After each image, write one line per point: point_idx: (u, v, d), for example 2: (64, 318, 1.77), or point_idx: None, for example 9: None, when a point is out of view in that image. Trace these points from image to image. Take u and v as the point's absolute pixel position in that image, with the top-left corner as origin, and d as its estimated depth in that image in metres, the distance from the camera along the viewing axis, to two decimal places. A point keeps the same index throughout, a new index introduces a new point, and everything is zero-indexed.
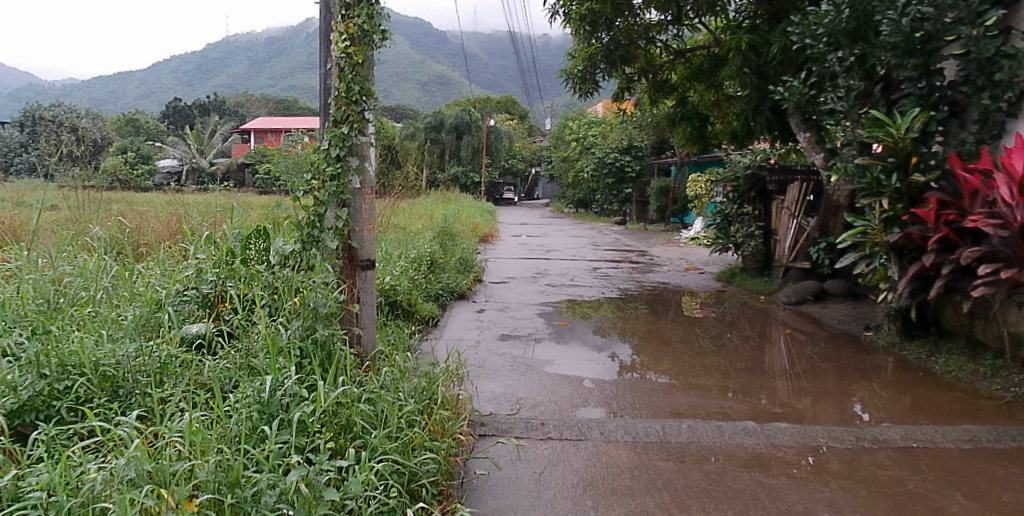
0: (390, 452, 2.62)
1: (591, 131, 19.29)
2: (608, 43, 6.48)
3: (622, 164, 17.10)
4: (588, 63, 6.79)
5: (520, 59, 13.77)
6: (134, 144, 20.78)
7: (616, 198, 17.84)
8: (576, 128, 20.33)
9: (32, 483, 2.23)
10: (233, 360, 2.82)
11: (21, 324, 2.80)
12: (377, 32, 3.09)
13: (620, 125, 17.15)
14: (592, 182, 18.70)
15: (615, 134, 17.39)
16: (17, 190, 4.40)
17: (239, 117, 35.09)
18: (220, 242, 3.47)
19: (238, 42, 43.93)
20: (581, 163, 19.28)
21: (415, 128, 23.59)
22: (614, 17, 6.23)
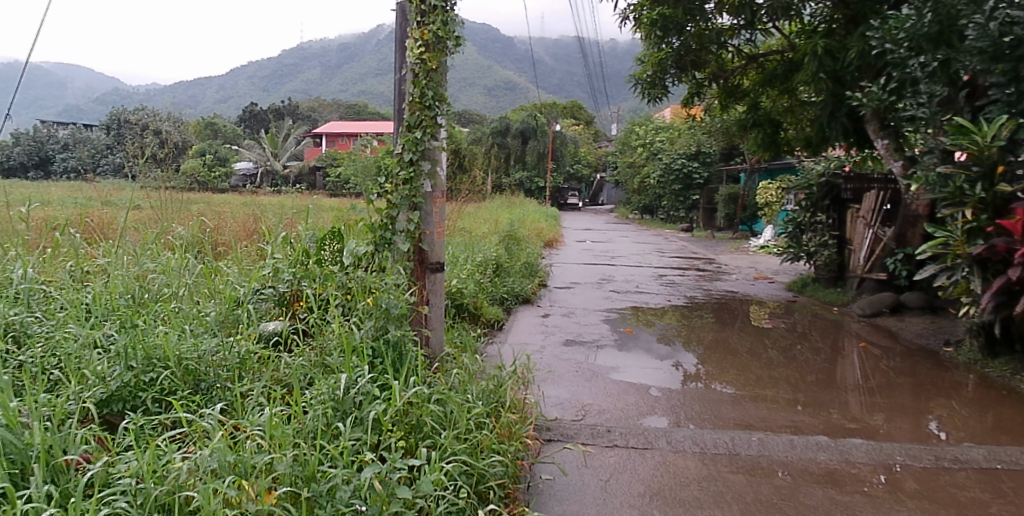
0: (460, 453, 2.66)
1: (658, 136, 19.19)
2: (679, 47, 6.44)
3: (690, 170, 17.01)
4: (657, 68, 6.76)
5: (588, 65, 13.83)
6: (213, 146, 21.75)
7: (683, 205, 17.74)
8: (643, 135, 20.67)
9: (123, 470, 2.35)
10: (309, 358, 2.90)
11: (112, 318, 2.94)
12: (452, 38, 3.13)
13: (688, 132, 16.99)
14: (658, 188, 18.60)
15: (683, 140, 17.24)
16: (109, 189, 4.61)
17: (308, 122, 36.11)
18: (296, 242, 3.54)
19: (314, 50, 45.69)
20: (647, 170, 19.17)
21: (481, 134, 24.00)
22: (686, 22, 6.17)
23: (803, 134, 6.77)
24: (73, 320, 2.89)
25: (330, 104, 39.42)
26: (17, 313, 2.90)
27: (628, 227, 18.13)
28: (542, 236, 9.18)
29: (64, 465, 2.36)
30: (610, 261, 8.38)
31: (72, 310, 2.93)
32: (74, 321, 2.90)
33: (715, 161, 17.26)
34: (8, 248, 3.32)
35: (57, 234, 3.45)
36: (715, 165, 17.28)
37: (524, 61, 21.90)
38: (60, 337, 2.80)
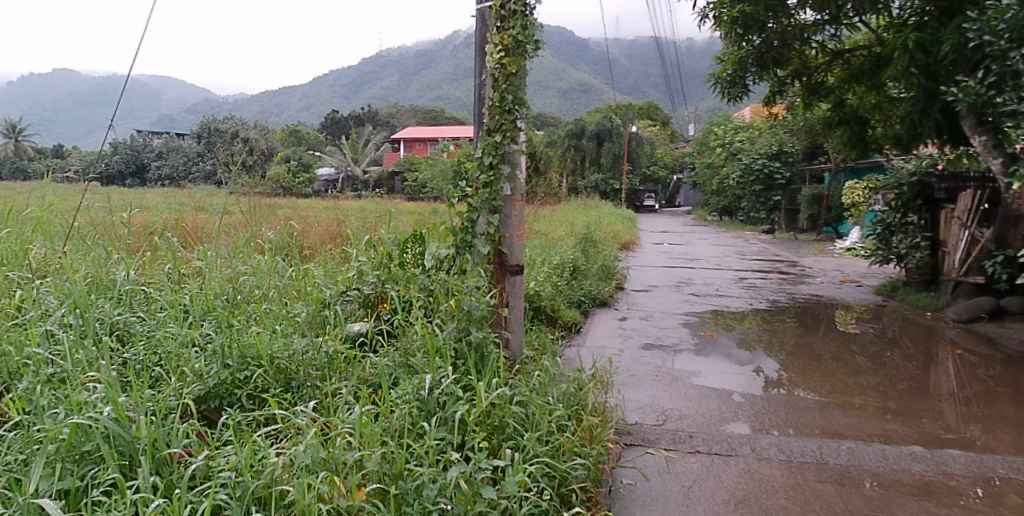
0: (542, 455, 2.67)
1: (738, 136, 18.88)
2: (760, 45, 6.29)
3: (771, 171, 16.65)
4: (736, 67, 6.63)
5: (666, 66, 13.70)
6: (296, 153, 22.67)
7: (764, 206, 17.44)
8: (723, 135, 20.39)
9: (222, 464, 2.45)
10: (394, 358, 2.97)
11: (208, 318, 3.08)
12: (531, 42, 3.15)
13: (769, 131, 16.59)
14: (738, 190, 18.25)
15: (763, 140, 16.85)
16: (203, 195, 4.82)
17: (382, 128, 37.07)
18: (378, 245, 3.62)
19: (391, 58, 46.94)
20: (727, 170, 18.86)
21: (556, 137, 24.23)
22: (767, 19, 6.02)
23: (893, 131, 6.49)
24: (173, 320, 3.04)
25: (409, 109, 40.68)
26: (121, 313, 3.07)
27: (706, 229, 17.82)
28: (618, 238, 9.13)
29: (168, 457, 2.48)
30: (688, 264, 8.23)
31: (172, 310, 3.08)
32: (173, 321, 3.05)
33: (796, 161, 16.80)
34: (113, 252, 3.53)
35: (156, 239, 3.63)
36: (797, 166, 16.80)
37: (598, 63, 21.86)
38: (161, 336, 2.94)
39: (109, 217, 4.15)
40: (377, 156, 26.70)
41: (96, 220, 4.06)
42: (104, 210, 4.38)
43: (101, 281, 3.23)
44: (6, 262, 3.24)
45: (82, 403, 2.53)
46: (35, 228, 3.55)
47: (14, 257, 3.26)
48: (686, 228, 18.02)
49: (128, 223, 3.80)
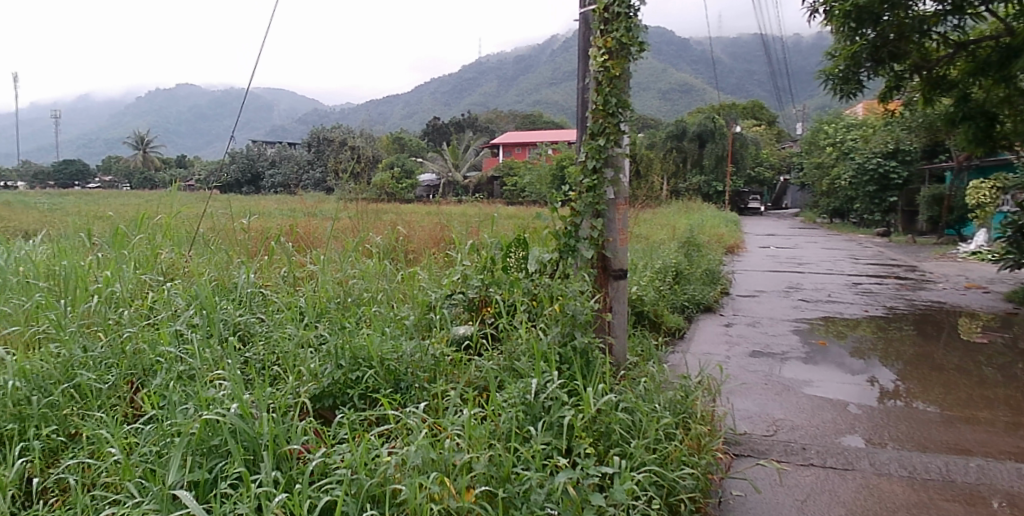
0: (650, 463, 2.63)
1: (851, 135, 18.28)
2: (875, 39, 6.03)
3: (886, 170, 15.95)
4: (849, 62, 6.38)
5: (776, 65, 13.42)
6: (401, 160, 23.59)
7: (879, 208, 16.56)
8: (834, 132, 20.09)
9: (338, 461, 2.55)
10: (498, 361, 3.02)
11: (323, 319, 3.21)
12: (636, 43, 3.11)
13: (886, 128, 15.87)
14: (851, 190, 17.59)
15: (879, 137, 16.17)
16: (317, 202, 5.04)
17: (484, 132, 37.76)
18: (481, 249, 3.68)
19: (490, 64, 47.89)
20: (838, 170, 18.20)
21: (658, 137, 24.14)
22: (883, 11, 5.76)
23: None
24: (289, 321, 3.19)
25: (509, 115, 41.44)
26: (241, 314, 3.24)
27: (816, 232, 17.12)
28: (722, 241, 8.91)
29: (288, 453, 2.59)
30: (797, 268, 7.94)
31: (288, 312, 3.23)
32: (289, 322, 3.19)
33: (916, 159, 15.90)
34: (233, 257, 3.74)
35: (272, 244, 3.82)
36: (916, 163, 15.90)
37: (701, 63, 21.72)
38: (279, 336, 3.08)
39: (230, 223, 4.41)
40: (477, 162, 27.34)
41: (217, 226, 4.32)
42: (224, 216, 4.65)
43: (223, 284, 3.43)
44: (141, 266, 3.51)
45: (210, 400, 2.67)
46: (165, 234, 3.81)
47: (146, 261, 3.52)
48: (794, 230, 17.38)
49: (247, 229, 4.03)
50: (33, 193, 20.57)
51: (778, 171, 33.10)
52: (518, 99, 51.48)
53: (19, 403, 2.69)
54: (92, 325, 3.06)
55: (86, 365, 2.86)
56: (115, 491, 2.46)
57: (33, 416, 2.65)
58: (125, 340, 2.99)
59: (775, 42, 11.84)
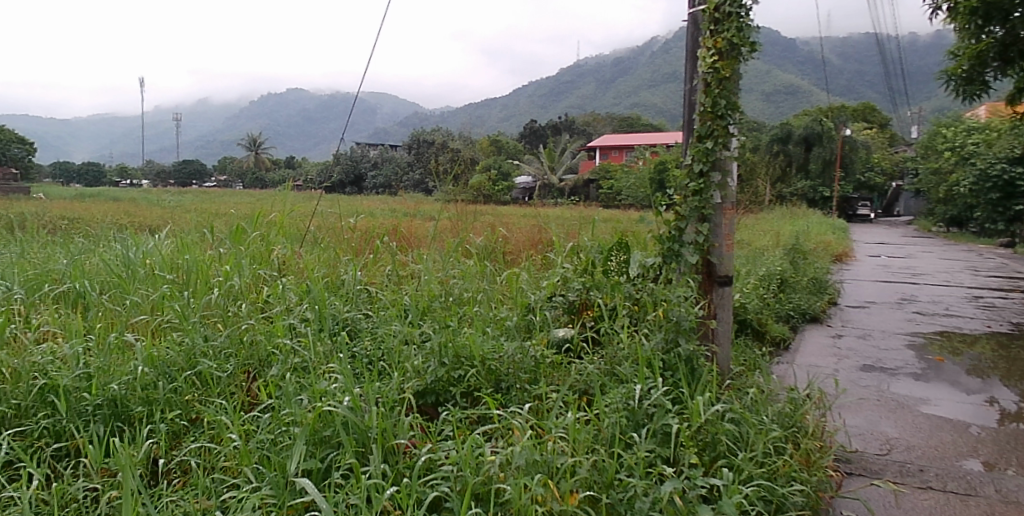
0: (758, 477, 2.56)
1: (972, 139, 17.52)
2: (1002, 37, 5.73)
3: (1011, 177, 15.41)
4: (975, 62, 6.09)
5: (893, 66, 13.03)
6: (497, 162, 24.16)
7: (1001, 216, 15.90)
8: (953, 136, 18.93)
9: (444, 458, 2.59)
10: (600, 365, 3.02)
11: (426, 318, 3.29)
12: (747, 44, 3.05)
13: (1011, 133, 15.08)
14: (971, 197, 16.81)
15: (1004, 142, 15.41)
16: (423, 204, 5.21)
17: (581, 136, 37.89)
18: (582, 253, 3.70)
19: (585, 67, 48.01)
20: (959, 177, 17.42)
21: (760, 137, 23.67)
22: (1013, 8, 5.46)
23: None
24: (394, 318, 3.27)
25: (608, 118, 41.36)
26: (349, 309, 3.36)
27: (931, 241, 16.19)
28: (829, 249, 8.54)
29: (395, 447, 2.65)
30: (911, 279, 7.56)
31: (394, 309, 3.33)
32: (395, 319, 3.28)
33: None
34: (340, 254, 3.89)
35: (377, 243, 3.95)
36: None
37: None
38: (385, 332, 3.17)
39: (338, 222, 4.58)
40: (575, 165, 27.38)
41: (325, 224, 4.51)
42: (331, 215, 4.86)
43: (331, 280, 3.57)
44: (257, 261, 3.70)
45: (323, 392, 2.77)
46: (278, 231, 4.01)
47: (261, 257, 3.71)
48: (905, 240, 16.50)
49: (354, 227, 4.18)
50: (168, 194, 22.54)
51: (888, 177, 31.42)
52: (612, 100, 50.93)
53: (146, 388, 2.87)
54: (212, 316, 3.25)
55: (207, 354, 3.03)
56: (232, 475, 2.58)
57: (160, 401, 2.83)
58: (243, 332, 3.16)
59: (888, 42, 11.28)
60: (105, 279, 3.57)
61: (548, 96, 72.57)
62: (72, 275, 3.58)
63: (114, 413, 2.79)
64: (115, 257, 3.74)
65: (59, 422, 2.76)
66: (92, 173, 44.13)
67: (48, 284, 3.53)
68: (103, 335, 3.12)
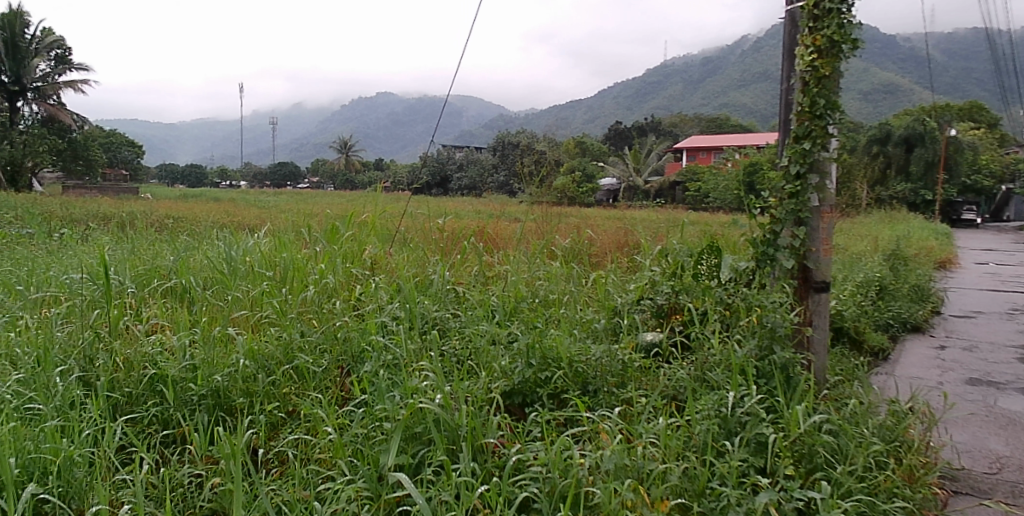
0: (859, 492, 2.46)
1: None
2: None
3: None
4: None
5: (1005, 62, 12.19)
6: (581, 165, 24.25)
7: None
8: None
9: (532, 459, 2.58)
10: (690, 371, 2.98)
11: (514, 319, 3.31)
12: (849, 41, 2.93)
13: None
14: None
15: None
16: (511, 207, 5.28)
17: (667, 137, 37.25)
18: (670, 256, 3.66)
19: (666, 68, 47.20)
20: None
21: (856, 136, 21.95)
22: None
23: None
24: (482, 318, 3.31)
25: (694, 119, 40.51)
26: (437, 309, 3.43)
27: None
28: (932, 255, 8.08)
29: (483, 446, 2.67)
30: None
31: (482, 310, 3.38)
32: (482, 319, 3.32)
33: None
34: (429, 255, 3.98)
35: (463, 244, 4.02)
36: None
37: None
38: (473, 332, 3.22)
39: (426, 224, 4.67)
40: (660, 166, 26.94)
41: (415, 225, 4.62)
42: (422, 216, 4.98)
43: (420, 281, 3.65)
44: (350, 261, 3.82)
45: (415, 389, 2.82)
46: (371, 230, 4.14)
47: (354, 256, 3.83)
48: (1016, 246, 15.39)
49: (442, 229, 4.27)
50: (266, 195, 23.73)
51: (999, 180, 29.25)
52: (696, 99, 49.73)
53: (247, 380, 3.00)
54: (307, 313, 3.37)
55: (304, 349, 3.14)
56: (327, 467, 2.66)
57: (259, 393, 2.94)
58: (336, 329, 3.26)
59: (1002, 35, 10.53)
60: (208, 275, 3.76)
61: (627, 96, 71.53)
62: (178, 271, 3.78)
63: (217, 403, 2.92)
64: (218, 254, 3.95)
65: (166, 410, 2.92)
66: (193, 175, 46.75)
67: (156, 279, 3.74)
68: (207, 328, 3.28)
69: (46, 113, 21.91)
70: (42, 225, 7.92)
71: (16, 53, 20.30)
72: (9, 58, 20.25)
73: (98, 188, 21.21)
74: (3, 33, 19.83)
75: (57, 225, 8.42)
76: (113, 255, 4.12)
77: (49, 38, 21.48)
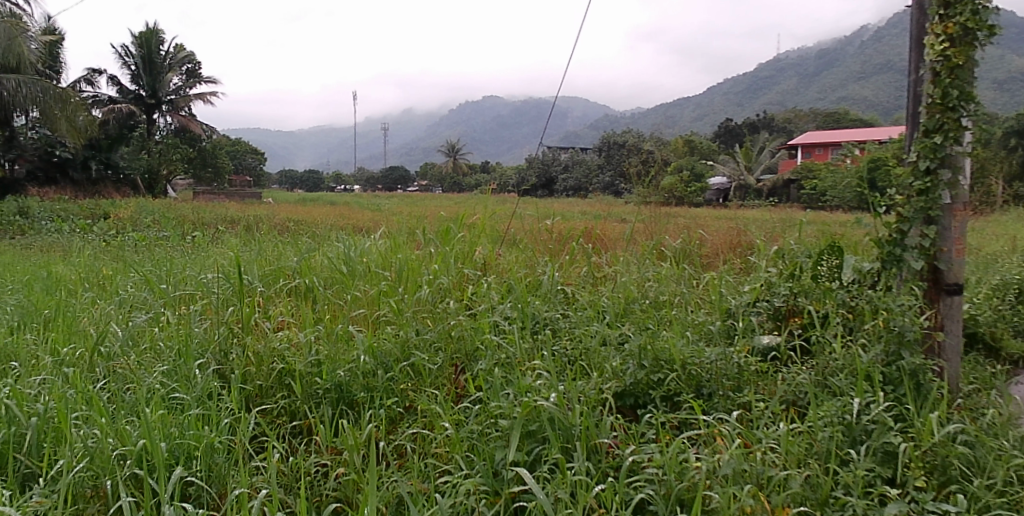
0: (1000, 507, 2.31)
1: None
2: None
3: None
4: None
5: None
6: (691, 163, 23.88)
7: None
8: None
9: (648, 460, 2.57)
10: (810, 375, 2.89)
11: (625, 320, 3.32)
12: (985, 27, 2.75)
13: None
14: None
15: None
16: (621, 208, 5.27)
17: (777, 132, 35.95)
18: (787, 257, 3.56)
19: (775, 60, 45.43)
20: None
21: None
22: None
23: None
24: (593, 319, 3.34)
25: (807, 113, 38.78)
26: (547, 309, 3.48)
27: None
28: None
29: (598, 446, 2.67)
30: None
31: (592, 310, 3.40)
32: (593, 320, 3.34)
33: None
34: (537, 256, 4.05)
35: (570, 245, 4.06)
36: None
37: None
38: (583, 332, 3.24)
39: (535, 225, 4.74)
40: (769, 163, 25.88)
41: (524, 226, 4.72)
42: (531, 217, 5.06)
43: (530, 281, 3.72)
44: (462, 261, 3.94)
45: (528, 388, 2.87)
46: (482, 231, 4.26)
47: (467, 256, 3.95)
48: None
49: (551, 230, 4.34)
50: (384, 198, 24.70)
51: None
52: (808, 92, 47.34)
53: (367, 375, 3.13)
54: (422, 312, 3.49)
55: (419, 347, 3.26)
56: (443, 462, 2.74)
57: (379, 388, 3.07)
58: (450, 327, 3.35)
59: None
60: (329, 275, 3.96)
61: (728, 90, 69.23)
62: (302, 271, 3.99)
63: (340, 396, 3.07)
64: (337, 255, 4.16)
65: (294, 403, 3.09)
66: (310, 180, 49.31)
67: (282, 279, 3.97)
68: (330, 325, 3.47)
69: (180, 123, 23.37)
70: (182, 229, 8.52)
71: (153, 68, 21.88)
72: (147, 72, 21.81)
73: (224, 194, 22.64)
74: (142, 50, 21.47)
75: (194, 229, 9.06)
76: (243, 257, 4.40)
77: (182, 53, 22.98)
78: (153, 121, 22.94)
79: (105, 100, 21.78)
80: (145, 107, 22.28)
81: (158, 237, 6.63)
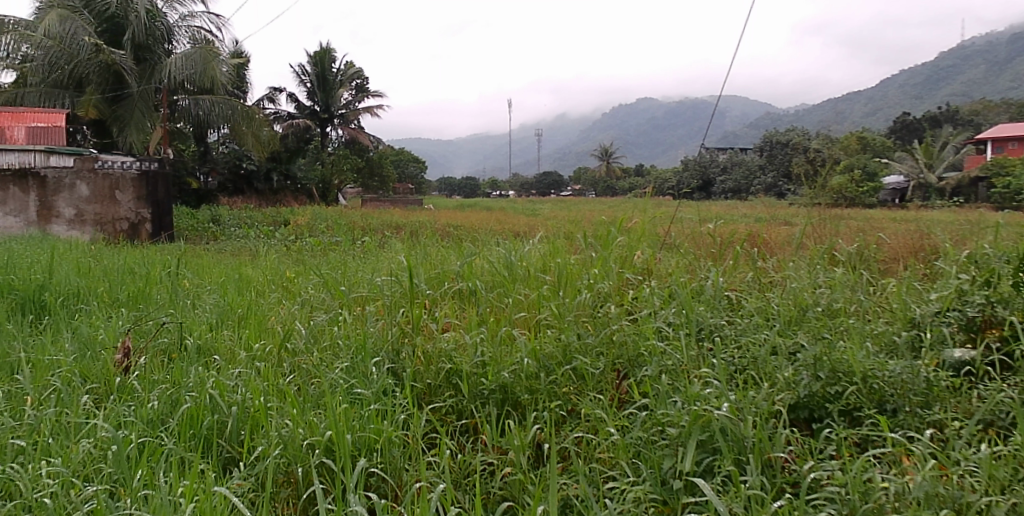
0: None
1: None
2: None
3: None
4: None
5: None
6: (863, 162, 22.68)
7: None
8: None
9: (830, 477, 2.44)
10: (1012, 394, 2.64)
11: (798, 328, 3.21)
12: None
13: None
14: None
15: None
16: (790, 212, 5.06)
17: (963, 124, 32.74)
18: (983, 264, 3.32)
19: None
20: None
21: None
22: None
23: None
24: (762, 326, 3.25)
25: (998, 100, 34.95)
26: (712, 316, 3.42)
27: None
28: None
29: (772, 460, 2.57)
30: None
31: (761, 318, 3.32)
32: (762, 328, 3.25)
33: None
34: (698, 261, 3.99)
35: (732, 250, 3.97)
36: None
37: None
38: (751, 340, 3.16)
39: (695, 229, 4.68)
40: (955, 160, 23.55)
41: (686, 230, 4.68)
42: (691, 221, 5.01)
43: (694, 287, 3.68)
44: (622, 265, 3.99)
45: (697, 396, 2.83)
46: (642, 236, 4.27)
47: (628, 262, 3.99)
48: None
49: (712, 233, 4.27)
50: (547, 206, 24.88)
51: None
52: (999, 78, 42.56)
53: (530, 377, 3.21)
54: (583, 316, 3.55)
55: (581, 350, 3.32)
56: (608, 467, 2.75)
57: (542, 390, 3.14)
58: (613, 332, 3.39)
59: None
60: (491, 278, 4.12)
61: (897, 79, 63.76)
62: (465, 275, 4.18)
63: (504, 397, 3.17)
64: (499, 260, 4.33)
65: (461, 402, 3.22)
66: (468, 186, 51.52)
67: (447, 282, 4.19)
68: (494, 327, 3.61)
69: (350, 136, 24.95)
70: (354, 235, 9.12)
71: (326, 85, 23.43)
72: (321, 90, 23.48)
73: (387, 201, 23.89)
74: (317, 68, 23.19)
75: (362, 235, 9.67)
76: (411, 260, 4.68)
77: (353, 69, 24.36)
78: (325, 134, 24.66)
79: (285, 116, 23.79)
80: (319, 121, 24.10)
81: (332, 243, 7.18)
